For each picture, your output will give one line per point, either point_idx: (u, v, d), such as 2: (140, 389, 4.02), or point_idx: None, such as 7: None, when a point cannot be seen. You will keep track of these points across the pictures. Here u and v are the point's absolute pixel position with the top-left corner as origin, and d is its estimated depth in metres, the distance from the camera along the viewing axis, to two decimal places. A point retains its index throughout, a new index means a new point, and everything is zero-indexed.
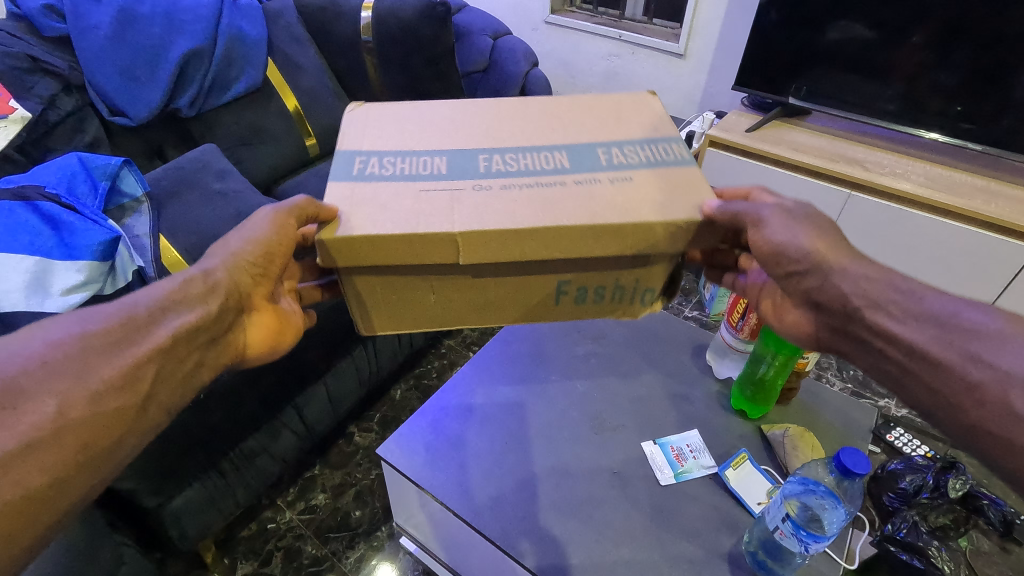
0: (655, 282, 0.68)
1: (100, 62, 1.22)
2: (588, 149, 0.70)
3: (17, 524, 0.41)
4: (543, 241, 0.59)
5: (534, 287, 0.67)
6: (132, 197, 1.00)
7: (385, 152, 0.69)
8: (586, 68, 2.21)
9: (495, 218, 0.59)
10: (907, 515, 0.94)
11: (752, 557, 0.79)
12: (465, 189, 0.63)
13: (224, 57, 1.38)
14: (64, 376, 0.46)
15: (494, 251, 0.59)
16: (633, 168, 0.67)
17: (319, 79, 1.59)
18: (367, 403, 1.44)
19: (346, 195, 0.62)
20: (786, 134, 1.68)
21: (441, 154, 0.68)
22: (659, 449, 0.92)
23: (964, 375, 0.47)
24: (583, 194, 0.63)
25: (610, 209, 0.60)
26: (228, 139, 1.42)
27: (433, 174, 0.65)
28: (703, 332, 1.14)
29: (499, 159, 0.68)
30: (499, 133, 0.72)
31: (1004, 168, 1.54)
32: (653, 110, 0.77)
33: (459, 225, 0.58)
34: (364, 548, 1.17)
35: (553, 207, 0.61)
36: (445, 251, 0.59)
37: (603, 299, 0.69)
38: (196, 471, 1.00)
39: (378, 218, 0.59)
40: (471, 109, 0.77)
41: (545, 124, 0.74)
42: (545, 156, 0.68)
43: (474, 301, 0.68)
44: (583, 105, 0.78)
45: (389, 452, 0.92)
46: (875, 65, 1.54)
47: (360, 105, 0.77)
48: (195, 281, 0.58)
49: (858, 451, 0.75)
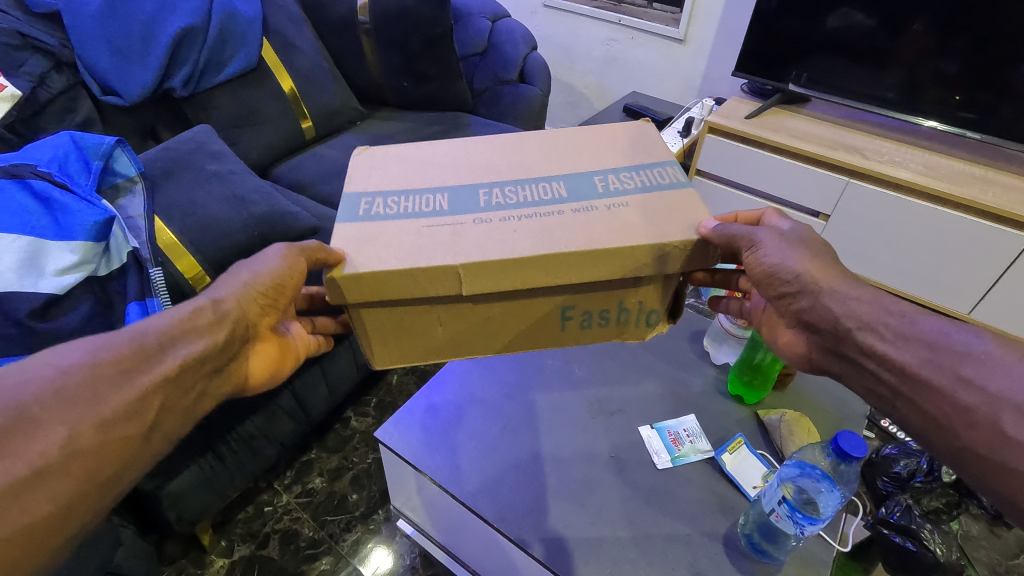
0: (662, 304, 0.68)
1: (91, 40, 1.20)
2: (584, 179, 0.69)
3: (23, 550, 0.41)
4: (543, 267, 0.59)
5: (533, 313, 0.66)
6: (127, 177, 0.99)
7: (389, 192, 0.68)
8: (585, 52, 2.19)
9: (500, 245, 0.59)
10: (901, 499, 0.94)
11: (747, 539, 0.80)
12: (466, 223, 0.62)
13: (218, 38, 1.35)
14: (75, 405, 0.45)
15: (500, 277, 0.59)
16: (626, 194, 0.66)
17: (315, 60, 1.57)
18: (364, 388, 1.44)
19: (350, 237, 0.61)
20: (785, 121, 1.67)
21: (443, 190, 0.68)
22: (655, 433, 0.93)
23: (955, 399, 0.47)
24: (581, 222, 0.62)
25: (610, 235, 0.60)
26: (223, 121, 1.40)
27: (435, 211, 0.65)
28: (701, 318, 1.14)
29: (498, 193, 0.67)
30: (497, 167, 0.72)
31: (1003, 158, 1.54)
32: (648, 137, 0.76)
33: (462, 258, 0.58)
34: (361, 531, 1.17)
35: (551, 235, 0.61)
36: (448, 282, 0.59)
37: (609, 322, 0.69)
38: (193, 454, 1.00)
39: (382, 253, 0.59)
40: (474, 144, 0.76)
41: (544, 156, 0.73)
42: (543, 183, 0.68)
43: (478, 329, 0.67)
44: (576, 136, 0.77)
45: (387, 435, 0.92)
46: (877, 52, 1.53)
47: (365, 149, 0.76)
48: (204, 310, 0.57)
49: (855, 434, 0.75)
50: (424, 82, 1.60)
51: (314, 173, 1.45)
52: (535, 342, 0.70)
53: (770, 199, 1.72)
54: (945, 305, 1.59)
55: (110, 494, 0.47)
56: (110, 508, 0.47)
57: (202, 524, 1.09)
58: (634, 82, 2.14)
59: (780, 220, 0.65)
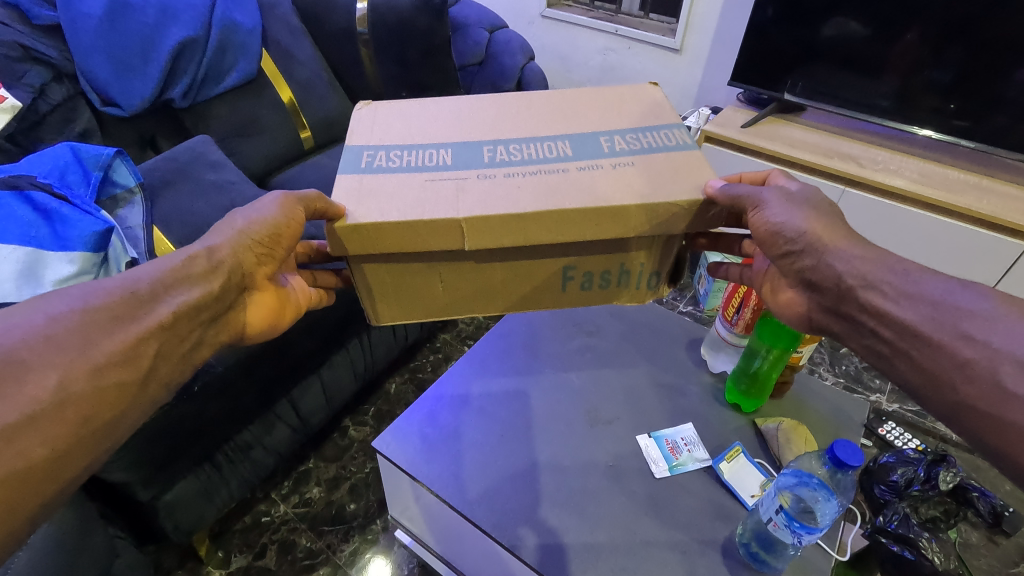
0: (663, 268, 0.69)
1: (91, 50, 1.21)
2: (589, 139, 0.69)
3: (17, 495, 0.41)
4: (545, 224, 0.59)
5: (534, 273, 0.67)
6: (126, 188, 1.00)
7: (392, 146, 0.69)
8: (582, 62, 2.21)
9: (503, 200, 0.60)
10: (898, 507, 0.94)
11: (744, 548, 0.80)
12: (470, 178, 0.63)
13: (218, 48, 1.36)
14: (66, 349, 0.46)
15: (501, 234, 0.59)
16: (632, 154, 0.67)
17: (313, 70, 1.58)
18: (362, 396, 1.44)
19: (352, 189, 0.62)
20: (780, 130, 1.68)
21: (446, 146, 0.68)
22: (653, 442, 0.93)
23: (954, 353, 0.47)
24: (586, 181, 0.63)
25: (612, 194, 0.60)
26: (223, 130, 1.41)
27: (439, 165, 0.65)
28: (698, 326, 1.14)
29: (503, 150, 0.67)
30: (503, 126, 0.72)
31: (997, 165, 1.55)
32: (652, 102, 0.76)
33: (464, 212, 0.58)
34: (358, 542, 1.17)
35: (555, 194, 0.61)
36: (450, 237, 0.59)
37: (609, 285, 0.70)
38: (189, 465, 1.00)
39: (383, 205, 0.60)
40: (479, 103, 0.77)
41: (549, 117, 0.74)
42: (547, 142, 0.69)
43: (479, 287, 0.68)
44: (582, 99, 0.78)
45: (384, 444, 0.92)
46: (871, 61, 1.54)
47: (368, 104, 0.77)
48: (197, 259, 0.57)
49: (851, 443, 0.76)
50: (423, 92, 1.60)
51: (312, 182, 1.45)
52: (536, 305, 0.71)
53: None
54: None
55: (108, 441, 0.47)
56: (107, 451, 0.48)
57: (199, 535, 1.08)
58: None
59: (787, 180, 0.66)
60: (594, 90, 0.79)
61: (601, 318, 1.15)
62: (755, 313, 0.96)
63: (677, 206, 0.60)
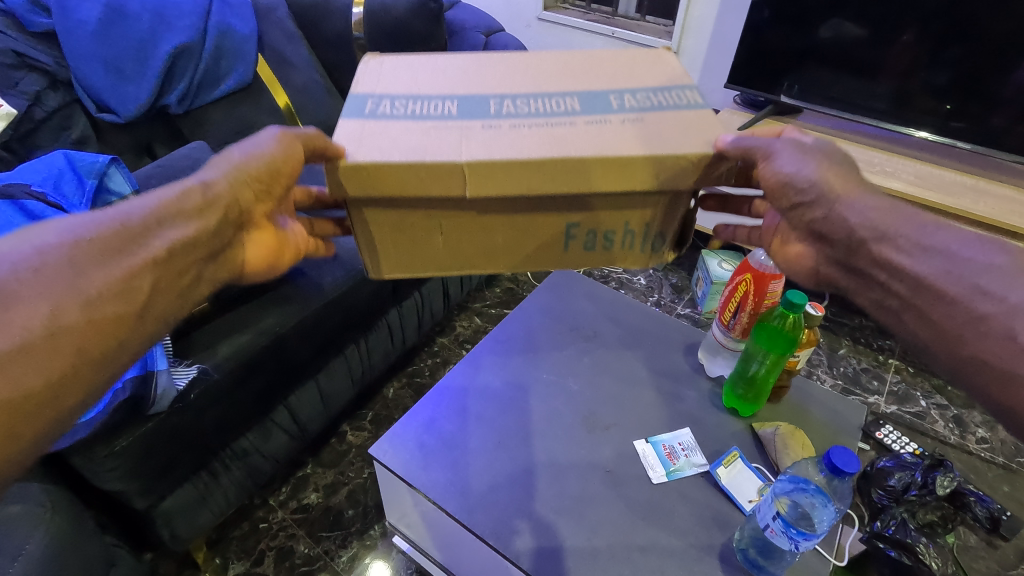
0: (667, 232, 0.66)
1: (88, 58, 1.21)
2: (599, 94, 0.66)
3: (16, 421, 0.42)
4: (549, 172, 0.57)
5: (539, 227, 0.64)
6: (121, 196, 0.99)
7: (397, 96, 0.66)
8: None
9: (507, 145, 0.57)
10: (896, 512, 0.92)
11: (742, 554, 0.80)
12: (474, 127, 0.60)
13: (214, 54, 1.36)
14: (58, 282, 0.45)
15: (505, 184, 0.57)
16: (642, 111, 0.63)
17: (310, 76, 1.58)
18: (360, 401, 1.44)
19: (355, 130, 0.59)
20: (777, 133, 1.68)
21: (452, 98, 0.65)
22: (650, 447, 0.93)
23: (970, 308, 0.48)
24: (593, 133, 0.60)
25: (603, 143, 0.58)
26: (220, 135, 1.40)
27: (443, 114, 0.62)
28: (695, 330, 1.14)
29: (510, 103, 0.65)
30: (511, 82, 0.69)
31: (995, 168, 1.56)
32: (668, 64, 0.72)
33: (467, 156, 0.56)
34: (356, 548, 1.17)
35: (561, 141, 0.59)
36: (450, 183, 0.57)
37: (612, 246, 0.66)
38: (186, 473, 1.00)
39: (385, 147, 0.57)
40: (487, 61, 0.74)
41: (558, 75, 0.71)
42: (555, 95, 0.66)
43: (482, 245, 0.66)
44: (596, 61, 0.73)
45: (382, 452, 0.92)
46: (867, 64, 1.55)
47: (375, 56, 0.74)
48: (193, 193, 0.57)
49: (847, 450, 0.75)
50: None
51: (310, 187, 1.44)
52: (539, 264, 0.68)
53: None
54: None
55: (108, 374, 0.47)
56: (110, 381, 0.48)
57: (196, 542, 1.08)
58: None
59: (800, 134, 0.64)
60: (604, 54, 0.75)
61: (598, 322, 1.15)
62: (751, 317, 0.96)
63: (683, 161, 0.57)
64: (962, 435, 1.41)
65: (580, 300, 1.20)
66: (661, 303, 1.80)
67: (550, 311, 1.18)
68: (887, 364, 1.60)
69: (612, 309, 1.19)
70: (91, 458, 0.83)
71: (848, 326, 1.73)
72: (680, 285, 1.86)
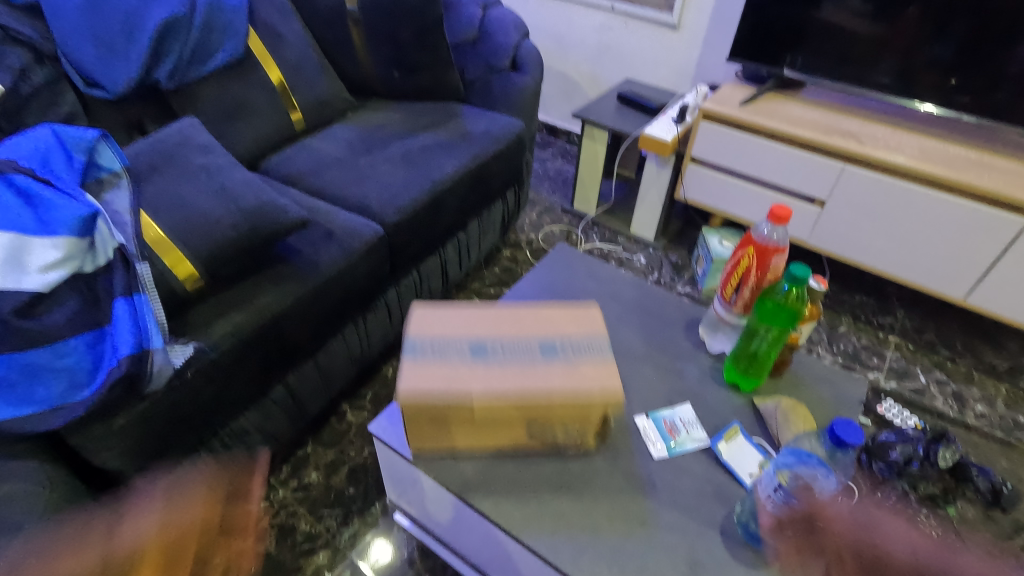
0: (589, 427, 0.86)
1: (75, 32, 1.18)
2: (549, 341, 0.92)
3: None
4: (525, 402, 0.83)
5: (505, 426, 0.86)
6: (110, 171, 0.98)
7: (438, 334, 0.91)
8: (578, 41, 2.16)
9: (501, 384, 0.84)
10: (896, 485, 0.87)
11: (743, 527, 0.80)
12: (478, 366, 0.86)
13: (203, 29, 1.33)
14: None
15: (502, 405, 0.83)
16: (573, 359, 0.89)
17: (303, 51, 1.55)
18: (359, 381, 1.43)
19: (406, 374, 0.84)
20: (779, 107, 1.65)
21: (469, 341, 0.91)
22: (651, 423, 0.92)
23: None
24: (542, 375, 0.86)
25: (568, 387, 0.84)
26: (212, 112, 1.37)
27: (462, 354, 0.88)
28: (696, 307, 1.13)
29: (501, 346, 0.90)
30: (505, 324, 0.94)
31: (999, 141, 1.53)
32: (595, 317, 0.97)
33: (476, 389, 0.83)
34: (358, 525, 1.17)
35: (529, 379, 0.85)
36: (462, 404, 0.82)
37: (539, 440, 0.87)
38: (185, 452, 1.00)
39: (428, 384, 0.83)
40: (490, 312, 0.97)
41: (525, 323, 0.95)
42: (535, 331, 0.94)
43: (481, 433, 0.86)
44: (541, 315, 0.97)
45: (380, 429, 0.91)
46: (871, 37, 1.51)
47: (419, 304, 0.97)
48: None
49: (850, 421, 0.77)
50: (415, 73, 1.59)
51: (305, 165, 1.42)
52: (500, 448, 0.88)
53: (768, 188, 1.69)
54: (938, 292, 1.57)
55: None
56: None
57: None
58: (627, 70, 2.11)
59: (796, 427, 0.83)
60: (557, 307, 0.99)
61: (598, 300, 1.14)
62: (754, 292, 0.95)
63: (594, 396, 0.83)
64: (960, 410, 1.42)
65: (579, 278, 1.18)
66: (661, 281, 1.79)
67: (550, 288, 1.16)
68: (887, 341, 1.60)
69: (611, 286, 1.17)
70: (88, 437, 0.84)
71: (849, 303, 1.72)
72: (680, 264, 1.85)
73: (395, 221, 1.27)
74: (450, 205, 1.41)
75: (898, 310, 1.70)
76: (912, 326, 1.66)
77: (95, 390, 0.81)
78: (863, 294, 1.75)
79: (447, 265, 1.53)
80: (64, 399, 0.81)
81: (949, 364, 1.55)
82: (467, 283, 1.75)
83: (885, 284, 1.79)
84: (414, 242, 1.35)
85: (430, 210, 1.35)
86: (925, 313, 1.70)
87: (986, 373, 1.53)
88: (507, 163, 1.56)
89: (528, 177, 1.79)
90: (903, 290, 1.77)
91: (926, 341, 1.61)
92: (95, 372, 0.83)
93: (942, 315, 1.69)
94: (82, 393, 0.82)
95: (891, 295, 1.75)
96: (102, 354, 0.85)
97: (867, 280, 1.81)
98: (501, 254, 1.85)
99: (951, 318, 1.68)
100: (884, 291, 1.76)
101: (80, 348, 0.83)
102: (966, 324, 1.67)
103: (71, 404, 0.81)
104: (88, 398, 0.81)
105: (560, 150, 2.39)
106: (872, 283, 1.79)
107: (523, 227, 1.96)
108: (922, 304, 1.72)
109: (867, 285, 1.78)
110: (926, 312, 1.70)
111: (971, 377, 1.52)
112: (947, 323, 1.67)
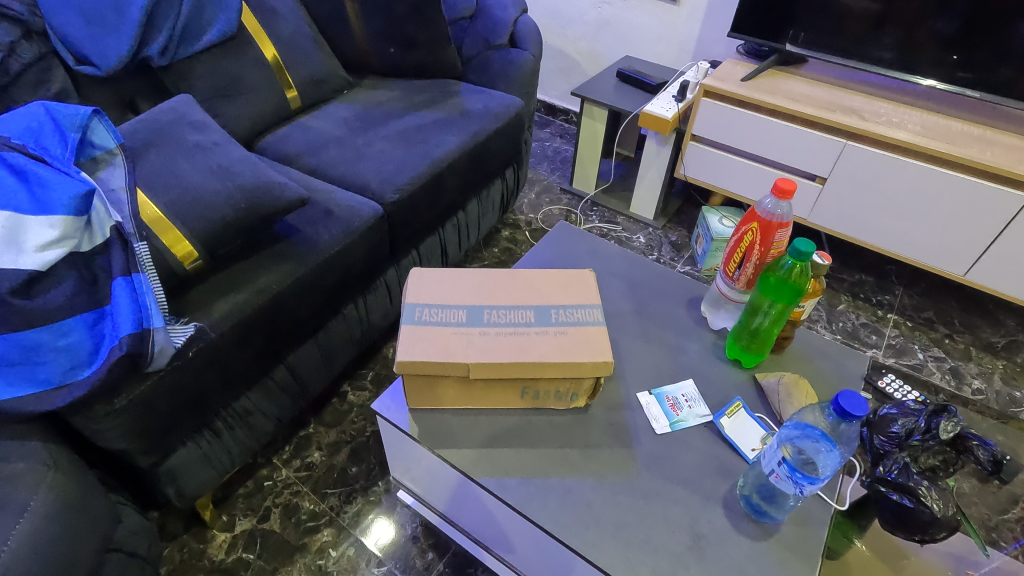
0: (580, 390, 0.88)
1: (64, 7, 1.15)
2: (545, 308, 0.90)
3: None
4: (520, 367, 0.83)
5: (504, 389, 0.88)
6: (106, 149, 0.96)
7: (433, 302, 0.89)
8: (576, 17, 2.13)
9: (498, 352, 0.83)
10: (898, 457, 0.89)
11: (746, 500, 0.81)
12: (475, 334, 0.85)
13: (194, 4, 1.30)
14: None
15: (499, 372, 0.83)
16: (569, 324, 0.88)
17: (298, 27, 1.51)
18: (360, 361, 1.43)
19: (405, 340, 0.84)
20: (781, 83, 1.63)
21: (464, 307, 0.89)
22: (654, 399, 0.93)
23: None
24: (540, 340, 0.86)
25: (560, 355, 0.84)
26: (205, 90, 1.35)
27: (456, 322, 0.87)
28: (698, 284, 1.13)
29: (497, 313, 0.89)
30: (499, 291, 0.93)
31: (1001, 117, 1.52)
32: (589, 282, 0.95)
33: (473, 357, 0.82)
34: (361, 504, 1.18)
35: (526, 348, 0.84)
36: (459, 369, 0.82)
37: (539, 397, 0.89)
38: (187, 432, 1.00)
39: (424, 350, 0.83)
40: (483, 274, 0.96)
41: (519, 289, 0.93)
42: (531, 298, 0.92)
43: (478, 393, 0.88)
44: (534, 279, 0.96)
45: (384, 408, 0.91)
46: (874, 11, 1.49)
47: (420, 269, 0.95)
48: None
49: (856, 394, 0.74)
50: (412, 49, 1.57)
51: (301, 143, 1.40)
52: (503, 403, 0.90)
53: (769, 166, 1.68)
54: (939, 268, 1.57)
55: None
56: None
57: (202, 500, 1.09)
58: (627, 47, 2.08)
59: None
60: (549, 271, 0.97)
61: (599, 278, 1.13)
62: (757, 268, 0.95)
63: (584, 365, 0.83)
64: (958, 386, 1.43)
65: (581, 255, 1.18)
66: (661, 260, 1.78)
67: (550, 266, 1.15)
68: (886, 319, 1.61)
69: (613, 264, 1.17)
70: (91, 417, 0.83)
71: (848, 282, 1.72)
72: (679, 243, 1.84)
73: (394, 201, 1.25)
74: (448, 184, 1.39)
75: (897, 288, 1.70)
76: (910, 305, 1.66)
77: (97, 369, 0.81)
78: (862, 273, 1.75)
79: (446, 245, 1.52)
80: (67, 378, 0.81)
81: (948, 341, 1.56)
82: (466, 263, 1.74)
83: (885, 262, 1.79)
84: (413, 221, 1.34)
85: (429, 189, 1.33)
86: (924, 291, 1.70)
87: (983, 350, 1.54)
88: (506, 141, 1.54)
89: (527, 155, 1.77)
90: (903, 268, 1.77)
91: (924, 319, 1.62)
92: (95, 352, 0.83)
93: (941, 293, 1.70)
94: (83, 373, 0.82)
95: (890, 273, 1.75)
96: (102, 333, 0.84)
97: (866, 258, 1.81)
98: (500, 235, 1.83)
99: (950, 295, 1.69)
100: (884, 269, 1.76)
101: (79, 328, 0.83)
102: (965, 301, 1.68)
103: (72, 383, 0.81)
104: (90, 377, 0.81)
105: (559, 130, 2.37)
106: (871, 262, 1.79)
107: (522, 208, 1.95)
108: (921, 282, 1.72)
109: (867, 263, 1.78)
110: (924, 290, 1.70)
111: (969, 354, 1.52)
112: (945, 301, 1.67)
